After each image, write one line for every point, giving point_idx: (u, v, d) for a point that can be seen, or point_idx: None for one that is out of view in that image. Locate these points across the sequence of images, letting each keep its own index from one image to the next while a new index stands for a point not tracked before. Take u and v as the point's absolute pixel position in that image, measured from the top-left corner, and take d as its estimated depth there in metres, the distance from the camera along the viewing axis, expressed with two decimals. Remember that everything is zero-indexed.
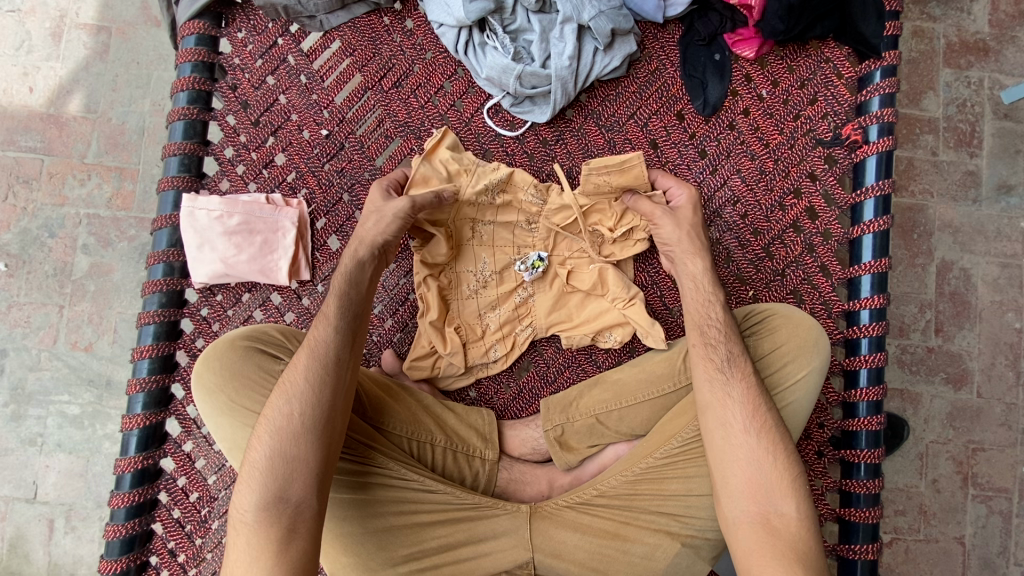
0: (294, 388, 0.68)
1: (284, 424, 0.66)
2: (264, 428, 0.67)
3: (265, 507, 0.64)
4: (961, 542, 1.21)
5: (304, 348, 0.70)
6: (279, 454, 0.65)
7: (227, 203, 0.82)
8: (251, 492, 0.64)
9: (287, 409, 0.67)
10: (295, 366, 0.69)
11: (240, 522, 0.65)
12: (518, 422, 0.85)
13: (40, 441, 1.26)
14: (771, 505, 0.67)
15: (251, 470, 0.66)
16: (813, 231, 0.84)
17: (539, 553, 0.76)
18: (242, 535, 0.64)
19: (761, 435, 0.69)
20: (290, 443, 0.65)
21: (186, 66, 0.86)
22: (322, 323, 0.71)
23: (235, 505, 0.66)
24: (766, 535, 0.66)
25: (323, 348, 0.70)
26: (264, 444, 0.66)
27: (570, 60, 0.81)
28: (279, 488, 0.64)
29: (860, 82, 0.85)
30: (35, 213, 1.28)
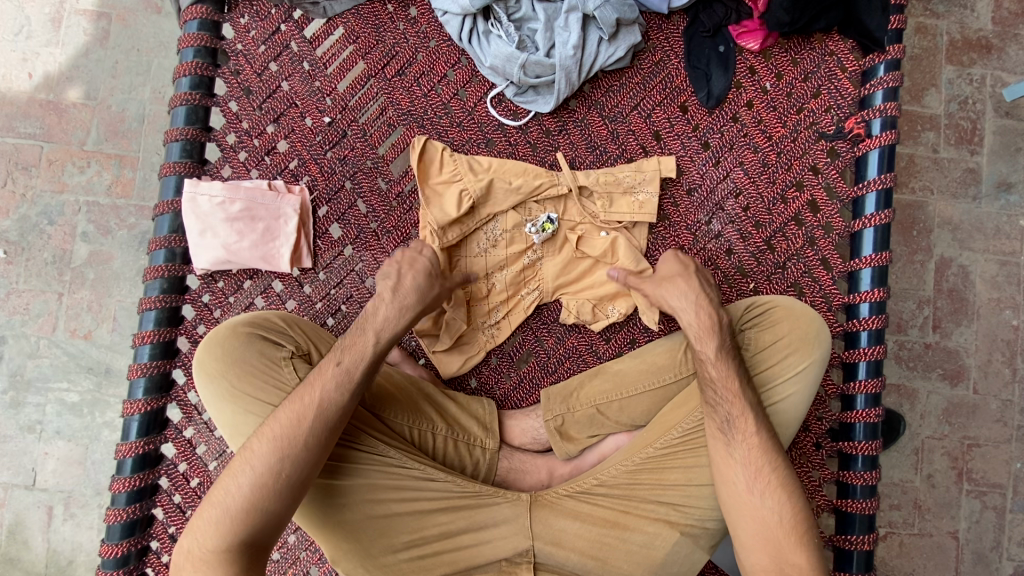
0: (288, 445, 0.65)
1: (269, 478, 0.64)
2: (244, 475, 0.65)
3: (227, 553, 0.63)
4: (955, 536, 1.22)
5: (310, 404, 0.67)
6: (256, 505, 0.64)
7: (229, 189, 0.82)
8: (217, 534, 0.64)
9: (275, 466, 0.65)
10: (295, 420, 0.66)
11: (195, 558, 0.64)
12: (518, 412, 0.86)
13: (39, 429, 1.26)
14: (782, 556, 0.67)
15: (220, 511, 0.64)
16: (814, 224, 0.85)
17: (539, 541, 0.76)
18: (198, 572, 0.63)
19: (767, 496, 0.69)
20: (271, 498, 0.64)
21: (188, 51, 0.85)
22: (338, 381, 0.68)
23: (196, 537, 0.64)
24: (774, 550, 0.68)
25: (330, 410, 0.67)
26: (241, 493, 0.64)
27: (575, 50, 0.82)
28: (247, 536, 0.64)
29: (864, 76, 0.85)
30: (35, 200, 1.27)
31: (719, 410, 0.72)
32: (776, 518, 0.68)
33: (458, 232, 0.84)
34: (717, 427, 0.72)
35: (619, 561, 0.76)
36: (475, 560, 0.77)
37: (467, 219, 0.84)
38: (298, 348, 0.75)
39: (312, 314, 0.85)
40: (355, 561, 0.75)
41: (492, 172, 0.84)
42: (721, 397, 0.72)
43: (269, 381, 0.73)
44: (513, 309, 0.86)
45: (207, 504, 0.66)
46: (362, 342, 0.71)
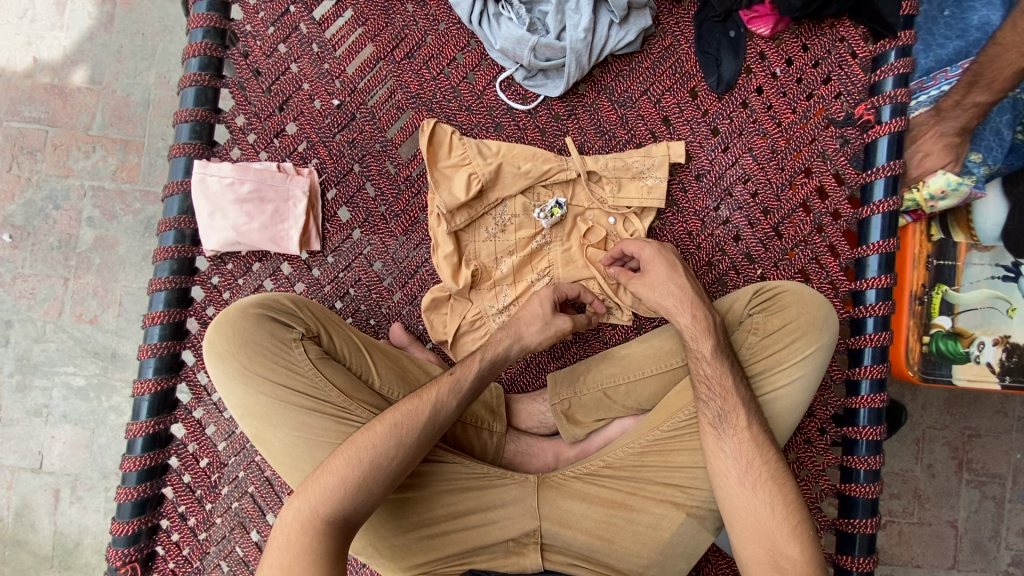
0: (407, 431, 0.67)
1: (385, 461, 0.66)
2: (364, 453, 0.66)
3: (335, 520, 0.64)
4: (954, 526, 1.23)
5: (426, 401, 0.69)
6: (367, 483, 0.65)
7: (238, 170, 0.82)
8: (332, 501, 0.64)
9: (391, 450, 0.66)
10: (414, 412, 0.68)
11: (303, 520, 0.64)
12: (526, 396, 0.87)
13: (46, 412, 1.27)
14: (777, 548, 0.68)
15: (337, 481, 0.65)
16: (823, 211, 0.85)
17: (546, 521, 0.77)
18: (307, 535, 0.63)
19: (757, 488, 0.70)
20: (381, 480, 0.66)
21: (197, 32, 0.85)
22: (451, 390, 0.70)
23: (307, 500, 0.64)
24: (767, 540, 0.68)
25: (445, 413, 0.69)
26: (358, 467, 0.65)
27: (586, 33, 0.81)
28: (354, 509, 0.65)
29: (874, 62, 0.84)
30: (40, 184, 1.27)
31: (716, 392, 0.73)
32: (767, 509, 0.69)
33: (465, 215, 0.84)
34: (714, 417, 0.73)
35: (624, 542, 0.77)
36: (481, 540, 0.77)
37: (476, 202, 0.84)
38: (309, 331, 0.75)
39: (320, 296, 0.85)
40: (365, 540, 0.75)
41: (501, 157, 0.84)
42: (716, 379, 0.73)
43: (280, 362, 0.73)
44: (522, 294, 0.86)
45: (320, 473, 0.66)
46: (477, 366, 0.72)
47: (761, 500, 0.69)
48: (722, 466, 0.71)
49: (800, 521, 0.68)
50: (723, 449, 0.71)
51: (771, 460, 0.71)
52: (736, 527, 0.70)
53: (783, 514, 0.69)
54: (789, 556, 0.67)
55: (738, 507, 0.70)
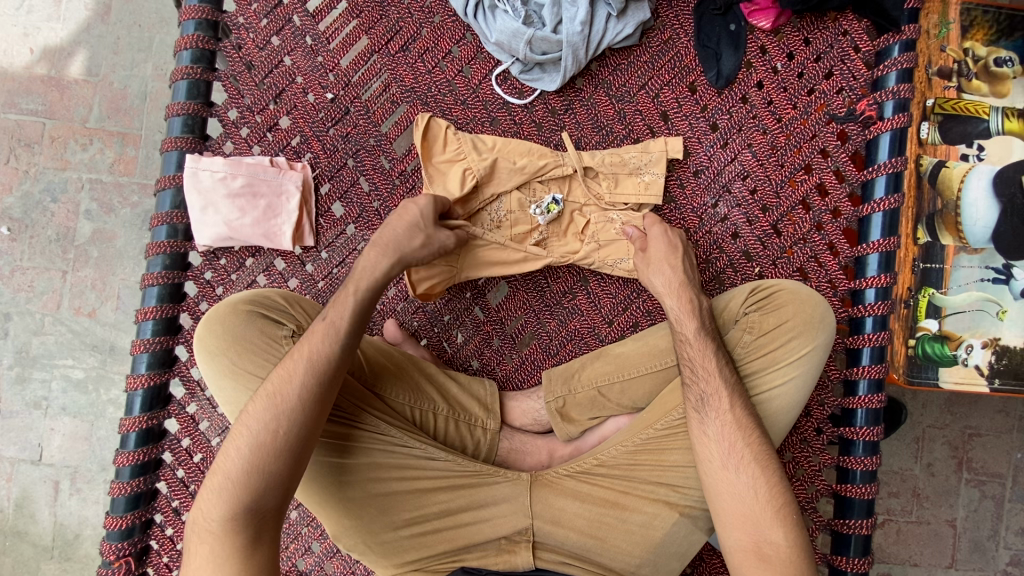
0: (284, 403, 0.65)
1: (267, 438, 0.64)
2: (243, 438, 0.64)
3: (232, 519, 0.63)
4: (952, 525, 1.23)
5: (299, 361, 0.66)
6: (256, 468, 0.63)
7: (230, 164, 0.81)
8: (220, 501, 0.63)
9: (271, 425, 0.64)
10: (285, 379, 0.66)
11: (201, 529, 0.63)
12: (520, 393, 0.86)
13: (45, 405, 1.27)
14: (761, 534, 0.67)
15: (223, 479, 0.64)
16: (822, 208, 0.84)
17: (539, 520, 0.77)
18: (206, 543, 0.62)
19: (741, 472, 0.69)
20: (268, 459, 0.64)
21: (189, 24, 0.84)
22: (325, 337, 0.67)
23: (201, 510, 0.64)
24: (751, 527, 0.67)
25: (321, 364, 0.66)
26: (241, 456, 0.64)
27: (582, 26, 0.80)
28: (250, 501, 0.63)
29: (878, 57, 0.82)
30: (38, 177, 1.27)
31: (705, 382, 0.72)
32: (751, 494, 0.68)
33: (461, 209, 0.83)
34: (703, 411, 0.71)
35: (617, 541, 0.77)
36: (473, 538, 0.77)
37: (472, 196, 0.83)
38: (299, 327, 0.75)
39: (314, 292, 0.85)
40: (356, 538, 0.75)
41: (497, 152, 0.83)
42: (708, 373, 0.73)
43: (269, 360, 0.72)
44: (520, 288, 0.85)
45: (212, 474, 0.65)
46: (347, 300, 0.69)
47: (744, 485, 0.68)
48: (706, 450, 0.71)
49: (784, 505, 0.68)
50: (713, 438, 0.70)
51: (755, 443, 0.70)
52: (721, 513, 0.69)
53: (766, 497, 0.68)
54: (773, 543, 0.66)
55: (723, 492, 0.69)
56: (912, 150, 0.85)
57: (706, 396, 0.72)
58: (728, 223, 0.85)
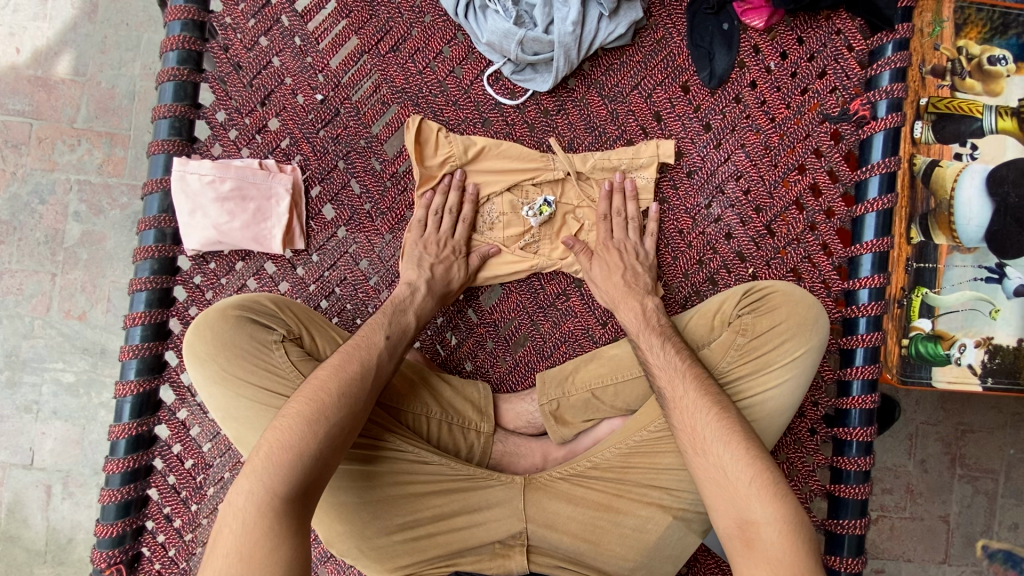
0: (360, 397, 0.66)
1: (341, 429, 0.64)
2: (318, 422, 0.63)
3: (293, 501, 0.59)
4: (945, 521, 1.24)
5: (369, 364, 0.69)
6: (328, 453, 0.63)
7: (218, 167, 0.80)
8: (288, 479, 0.60)
9: (348, 418, 0.65)
10: (360, 376, 0.67)
11: (260, 504, 0.58)
12: (513, 396, 0.86)
13: (35, 409, 1.26)
14: (743, 514, 0.63)
15: (290, 457, 0.61)
16: (816, 208, 0.83)
17: (533, 523, 0.77)
18: (261, 520, 0.58)
19: (713, 457, 0.67)
20: (337, 447, 0.64)
21: (175, 25, 0.83)
22: (388, 352, 0.72)
23: (261, 484, 0.59)
24: (732, 506, 0.64)
25: (384, 375, 0.70)
26: (315, 439, 0.62)
27: (574, 26, 0.79)
28: (315, 481, 0.61)
29: (871, 56, 0.82)
30: (25, 178, 1.25)
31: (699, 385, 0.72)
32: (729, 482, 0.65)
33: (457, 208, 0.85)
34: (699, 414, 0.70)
35: (611, 544, 0.76)
36: (467, 542, 0.77)
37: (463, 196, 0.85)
38: (290, 333, 0.74)
39: (305, 295, 0.84)
40: (350, 543, 0.75)
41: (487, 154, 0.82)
42: (701, 374, 0.72)
43: (260, 365, 0.72)
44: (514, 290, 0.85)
45: (263, 451, 0.61)
46: (404, 323, 0.75)
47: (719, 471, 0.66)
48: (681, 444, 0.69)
49: (758, 477, 0.63)
50: (697, 425, 0.68)
51: None
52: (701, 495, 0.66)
53: (740, 472, 0.64)
54: (755, 521, 0.62)
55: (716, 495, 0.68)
56: (906, 149, 0.84)
57: (692, 391, 0.71)
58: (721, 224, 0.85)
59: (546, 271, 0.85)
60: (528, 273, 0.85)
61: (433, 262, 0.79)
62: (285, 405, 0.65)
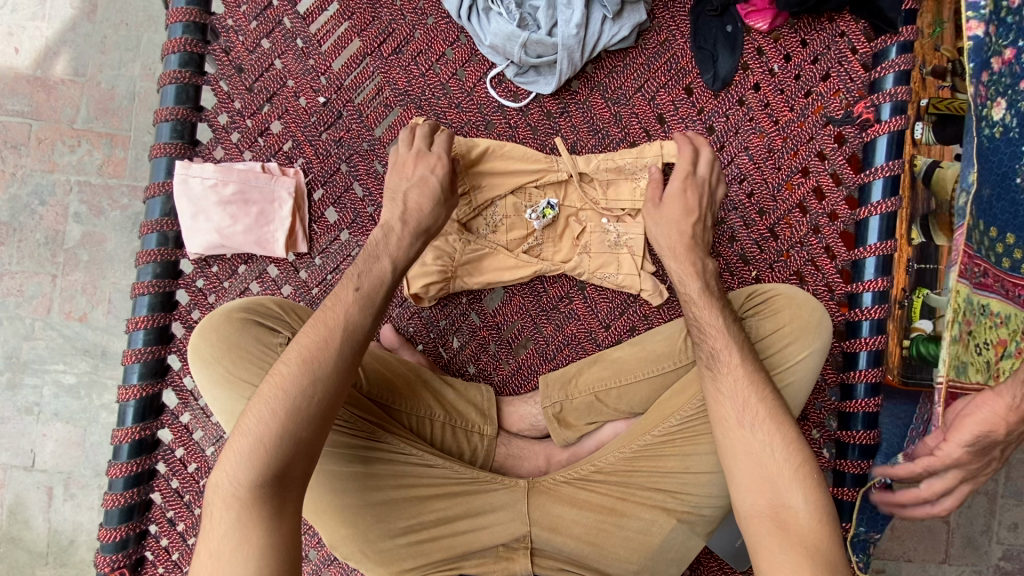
0: (320, 367, 0.62)
1: (299, 403, 0.61)
2: (275, 399, 0.61)
3: (256, 486, 0.59)
4: (946, 521, 1.24)
5: (335, 326, 0.64)
6: (287, 431, 0.60)
7: (221, 171, 0.80)
8: (249, 465, 0.59)
9: (306, 390, 0.61)
10: (321, 342, 0.63)
11: (226, 492, 0.59)
12: (517, 398, 0.86)
13: (36, 410, 1.26)
14: (775, 497, 0.63)
15: (250, 442, 0.60)
16: (819, 212, 0.83)
17: (537, 527, 0.77)
18: (231, 509, 0.59)
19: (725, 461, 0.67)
20: (297, 423, 0.61)
21: (177, 27, 0.83)
22: (359, 304, 0.65)
23: (225, 472, 0.60)
24: (769, 489, 0.63)
25: (357, 331, 0.64)
26: (273, 419, 0.60)
27: (578, 29, 0.79)
28: (278, 466, 0.60)
29: (875, 58, 0.81)
30: (25, 179, 1.25)
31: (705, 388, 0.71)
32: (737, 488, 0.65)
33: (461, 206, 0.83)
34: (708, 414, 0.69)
35: (615, 548, 0.76)
36: (471, 546, 0.77)
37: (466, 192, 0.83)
38: (295, 336, 0.74)
39: (308, 299, 0.84)
40: (354, 546, 0.75)
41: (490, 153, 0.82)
42: None
43: (264, 369, 0.71)
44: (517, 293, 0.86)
45: (233, 439, 0.61)
46: (380, 270, 0.67)
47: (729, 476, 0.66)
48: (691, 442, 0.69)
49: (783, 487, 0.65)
50: None
51: None
52: (733, 474, 0.65)
53: (784, 457, 0.64)
54: (790, 505, 0.62)
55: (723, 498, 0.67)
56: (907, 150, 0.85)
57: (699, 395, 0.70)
58: (724, 227, 0.85)
59: (549, 274, 0.85)
60: (532, 276, 0.85)
61: (415, 204, 0.72)
62: (260, 385, 0.64)
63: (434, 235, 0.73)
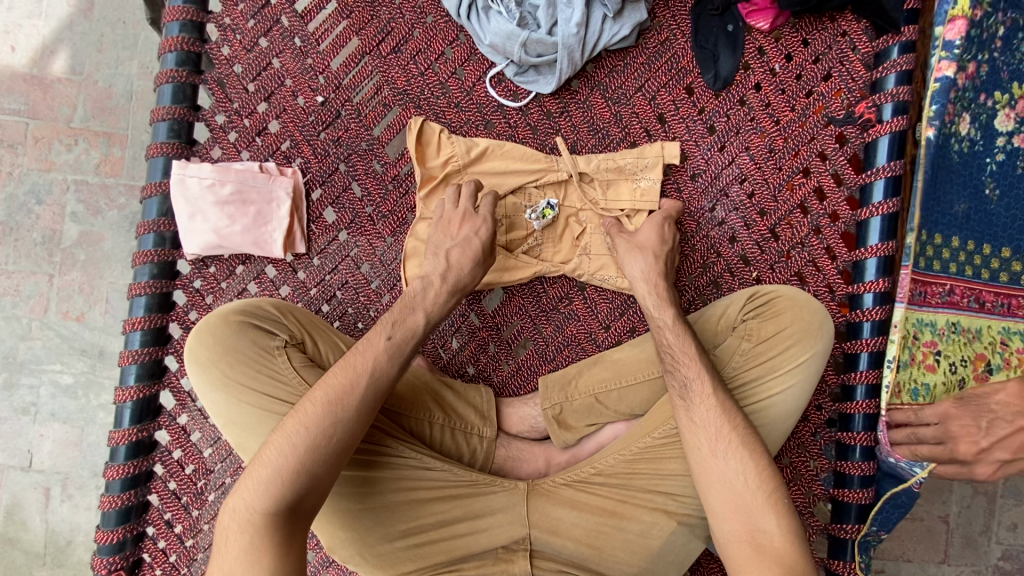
0: (344, 409, 0.63)
1: (321, 442, 0.62)
2: (297, 436, 0.61)
3: (271, 517, 0.59)
4: (945, 521, 1.24)
5: (361, 372, 0.64)
6: (306, 469, 0.61)
7: (219, 171, 0.79)
8: (266, 495, 0.60)
9: (328, 430, 0.62)
10: (346, 385, 0.63)
11: (240, 519, 0.60)
12: (516, 399, 0.85)
13: (33, 410, 1.25)
14: (753, 523, 0.64)
15: (269, 474, 0.60)
16: (820, 212, 0.83)
17: (536, 529, 0.76)
18: (244, 535, 0.59)
19: (728, 462, 0.66)
20: (319, 463, 0.61)
21: (174, 26, 0.82)
22: (389, 354, 0.66)
23: (242, 499, 0.60)
24: (745, 516, 0.65)
25: (383, 382, 0.65)
26: (293, 454, 0.61)
27: (578, 28, 0.78)
28: (294, 499, 0.60)
29: (877, 58, 0.81)
30: (22, 178, 1.24)
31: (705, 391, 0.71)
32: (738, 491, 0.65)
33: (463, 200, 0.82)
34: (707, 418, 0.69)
35: (615, 550, 0.76)
36: (470, 549, 0.77)
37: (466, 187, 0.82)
38: (293, 338, 0.73)
39: (306, 299, 0.83)
40: (352, 549, 0.75)
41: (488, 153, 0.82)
42: None
43: (262, 371, 0.71)
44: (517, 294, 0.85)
45: (252, 468, 0.62)
46: (413, 321, 0.68)
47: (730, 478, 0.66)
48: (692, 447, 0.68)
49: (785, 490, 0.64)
50: (705, 432, 0.68)
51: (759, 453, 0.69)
52: (734, 480, 0.65)
53: (756, 483, 0.65)
54: (766, 531, 0.64)
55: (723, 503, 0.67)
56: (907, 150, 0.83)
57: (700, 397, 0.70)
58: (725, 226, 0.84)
59: (549, 275, 0.85)
60: (532, 277, 0.85)
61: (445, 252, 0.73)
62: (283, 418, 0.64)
63: (469, 290, 0.74)
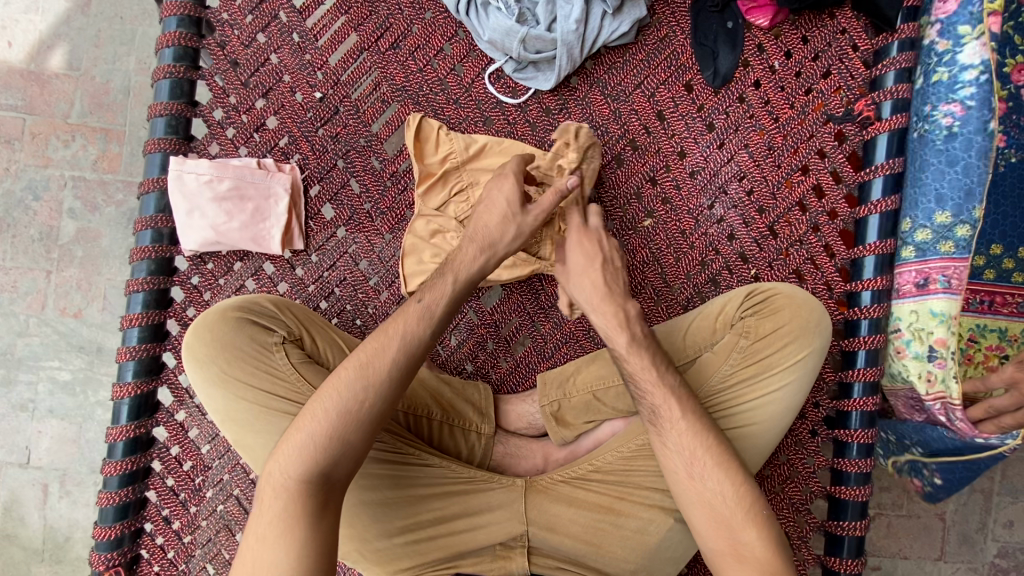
0: (377, 374, 0.62)
1: (354, 407, 0.61)
2: (331, 399, 0.62)
3: (307, 482, 0.60)
4: (942, 518, 1.24)
5: (392, 336, 0.64)
6: (340, 435, 0.61)
7: (216, 167, 0.79)
8: (302, 460, 0.60)
9: (360, 394, 0.62)
10: (379, 350, 0.63)
11: (277, 483, 0.60)
12: (514, 396, 0.85)
13: (31, 407, 1.25)
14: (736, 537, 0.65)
15: (307, 438, 0.61)
16: (819, 210, 0.83)
17: (534, 526, 0.76)
18: (279, 499, 0.59)
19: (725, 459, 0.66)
20: (352, 427, 0.61)
21: (171, 21, 0.82)
22: (420, 317, 0.65)
23: (280, 464, 0.61)
24: (727, 531, 0.65)
25: (415, 346, 0.64)
26: (328, 417, 0.61)
27: (577, 24, 0.79)
28: (327, 464, 0.60)
29: (876, 56, 0.81)
30: (19, 174, 1.23)
31: None
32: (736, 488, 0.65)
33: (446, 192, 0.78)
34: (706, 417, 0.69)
35: (612, 547, 0.76)
36: (468, 545, 0.77)
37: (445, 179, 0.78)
38: (291, 334, 0.73)
39: (304, 296, 0.83)
40: (351, 545, 0.75)
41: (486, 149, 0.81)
42: None
43: (260, 367, 0.71)
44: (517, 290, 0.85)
45: (290, 432, 0.62)
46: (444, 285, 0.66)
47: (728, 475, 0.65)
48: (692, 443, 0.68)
49: None
50: (703, 429, 0.68)
51: None
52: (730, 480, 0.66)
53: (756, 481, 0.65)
54: (748, 543, 0.64)
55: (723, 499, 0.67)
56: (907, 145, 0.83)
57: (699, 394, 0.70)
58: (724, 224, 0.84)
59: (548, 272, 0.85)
60: (530, 275, 0.85)
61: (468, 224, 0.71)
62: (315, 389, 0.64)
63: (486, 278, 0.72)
